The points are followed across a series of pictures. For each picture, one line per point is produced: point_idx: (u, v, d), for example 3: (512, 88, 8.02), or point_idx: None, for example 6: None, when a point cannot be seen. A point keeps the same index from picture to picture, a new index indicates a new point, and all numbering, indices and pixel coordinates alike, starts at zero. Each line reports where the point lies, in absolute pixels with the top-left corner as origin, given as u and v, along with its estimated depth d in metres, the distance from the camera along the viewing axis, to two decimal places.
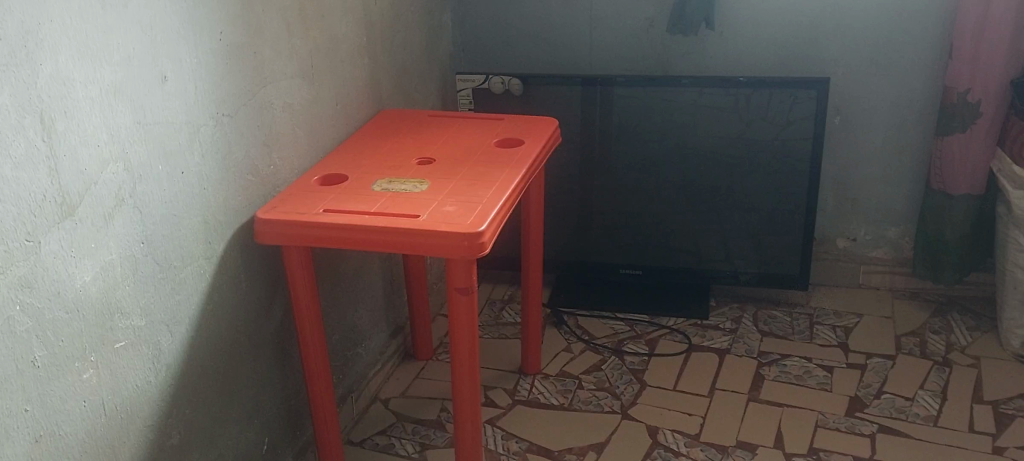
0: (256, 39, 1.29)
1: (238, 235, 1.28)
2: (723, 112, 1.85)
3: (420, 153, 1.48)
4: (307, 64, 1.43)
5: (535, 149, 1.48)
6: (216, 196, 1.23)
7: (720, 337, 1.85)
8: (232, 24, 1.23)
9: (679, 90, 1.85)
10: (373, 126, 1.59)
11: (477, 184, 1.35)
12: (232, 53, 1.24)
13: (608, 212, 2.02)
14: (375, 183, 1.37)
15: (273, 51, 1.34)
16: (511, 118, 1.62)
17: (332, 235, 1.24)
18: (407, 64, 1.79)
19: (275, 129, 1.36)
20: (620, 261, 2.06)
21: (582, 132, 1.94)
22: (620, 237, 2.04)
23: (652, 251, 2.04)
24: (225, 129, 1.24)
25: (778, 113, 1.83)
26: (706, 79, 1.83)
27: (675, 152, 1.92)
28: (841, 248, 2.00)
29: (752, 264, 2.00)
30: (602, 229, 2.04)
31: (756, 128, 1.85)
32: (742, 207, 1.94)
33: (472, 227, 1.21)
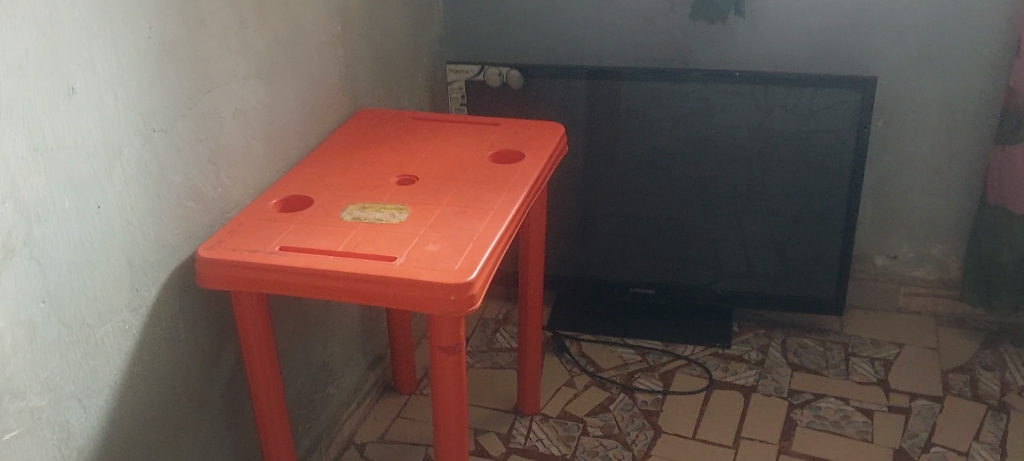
0: (198, 33, 1.05)
1: (174, 277, 1.05)
2: (749, 113, 1.61)
3: (402, 169, 1.24)
4: (265, 60, 1.19)
5: (537, 165, 1.25)
6: (145, 231, 0.99)
7: (744, 372, 1.63)
8: (165, 15, 0.99)
9: (701, 85, 1.61)
10: (349, 132, 1.36)
11: (468, 213, 1.11)
12: (165, 52, 1.00)
13: (618, 221, 1.79)
14: (344, 210, 1.13)
15: (220, 47, 1.09)
16: (508, 123, 1.37)
17: (290, 282, 1.01)
18: (390, 54, 1.55)
19: (223, 142, 1.12)
20: (630, 277, 1.85)
21: (589, 132, 1.70)
22: (631, 250, 1.81)
23: (667, 266, 1.82)
24: (157, 147, 1.00)
25: (815, 115, 1.59)
26: (732, 75, 1.59)
27: (694, 155, 1.68)
28: (880, 267, 1.78)
29: (780, 283, 1.78)
30: (611, 241, 1.82)
31: (789, 133, 1.62)
32: (765, 212, 1.71)
33: (460, 275, 0.97)
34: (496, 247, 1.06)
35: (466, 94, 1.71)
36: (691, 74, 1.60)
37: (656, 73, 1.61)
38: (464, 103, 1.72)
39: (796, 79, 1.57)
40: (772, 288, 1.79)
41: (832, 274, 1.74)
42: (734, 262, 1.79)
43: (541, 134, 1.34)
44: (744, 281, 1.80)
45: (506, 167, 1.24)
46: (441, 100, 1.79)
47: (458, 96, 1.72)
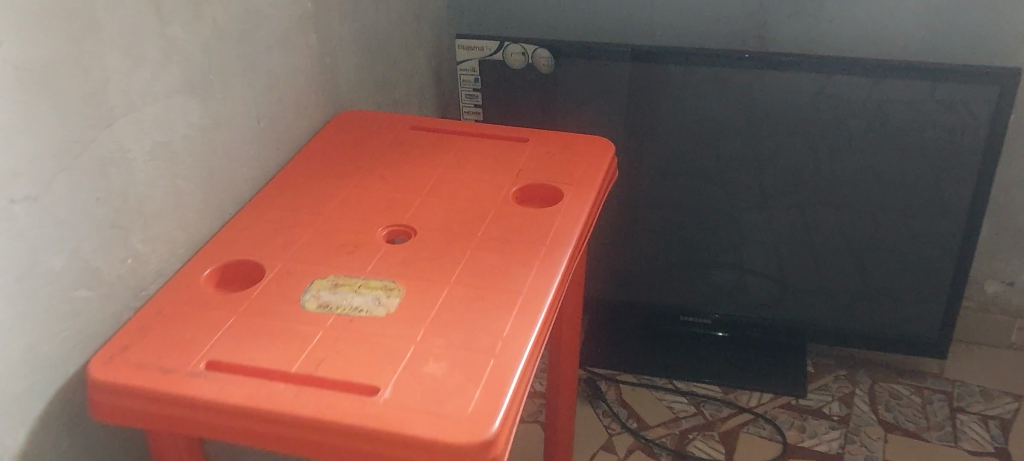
0: (86, 43, 0.70)
1: (59, 402, 0.72)
2: (844, 110, 1.26)
3: (394, 216, 0.90)
4: (198, 68, 0.84)
5: (582, 211, 0.91)
6: (10, 347, 0.67)
7: (826, 433, 1.31)
8: (29, 24, 0.64)
9: (785, 74, 1.24)
10: (325, 151, 1.01)
11: (487, 299, 0.78)
12: (31, 79, 0.65)
13: (667, 235, 1.45)
14: (307, 291, 0.79)
15: (124, 60, 0.75)
16: (540, 139, 1.03)
17: (222, 424, 0.68)
18: (382, 35, 1.20)
19: (136, 193, 0.78)
20: (679, 302, 1.51)
21: (630, 126, 1.34)
22: (681, 268, 1.48)
23: (725, 290, 1.48)
24: (23, 222, 0.66)
25: (930, 117, 1.23)
26: (829, 60, 1.22)
27: (758, 152, 1.32)
28: (990, 294, 1.45)
29: (863, 316, 1.45)
30: (656, 256, 1.48)
31: (894, 136, 1.26)
32: (833, 204, 1.35)
33: (473, 428, 0.64)
34: (528, 362, 0.72)
35: (481, 76, 1.35)
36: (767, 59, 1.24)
37: (726, 57, 1.25)
38: (477, 88, 1.36)
39: (913, 67, 1.20)
40: (852, 323, 1.46)
41: (928, 301, 1.41)
42: (804, 278, 1.44)
43: (582, 161, 0.99)
44: (820, 309, 1.47)
45: (539, 215, 0.90)
46: (447, 83, 1.43)
47: (469, 79, 1.36)
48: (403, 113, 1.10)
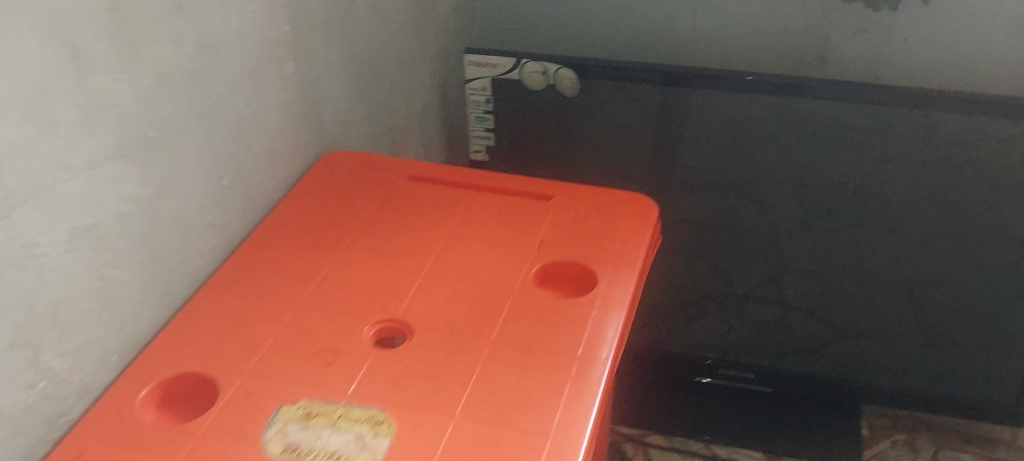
0: None
1: None
2: (914, 146, 1.07)
3: (384, 308, 0.72)
4: (140, 125, 0.67)
5: (622, 300, 0.72)
6: None
7: None
8: None
9: (844, 105, 1.06)
10: (304, 217, 0.83)
11: (500, 442, 0.59)
12: None
13: (704, 275, 1.26)
14: (270, 424, 0.61)
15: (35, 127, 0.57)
16: (566, 199, 0.84)
17: None
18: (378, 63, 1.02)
19: (53, 296, 0.61)
20: (714, 351, 1.33)
21: (660, 146, 1.14)
22: (719, 312, 1.29)
23: (767, 339, 1.30)
24: None
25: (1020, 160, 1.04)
26: (895, 93, 1.04)
27: (803, 175, 1.13)
28: None
29: (923, 373, 1.27)
30: (692, 300, 1.29)
31: (974, 179, 1.07)
32: (883, 226, 1.15)
33: None
34: None
35: (494, 96, 1.16)
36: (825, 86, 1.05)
37: (778, 88, 1.07)
38: (489, 109, 1.17)
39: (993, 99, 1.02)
40: (911, 379, 1.28)
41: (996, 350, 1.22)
42: (855, 317, 1.25)
43: (619, 230, 0.80)
44: (875, 361, 1.28)
45: (566, 306, 0.71)
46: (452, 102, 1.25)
47: (480, 100, 1.17)
48: (401, 160, 0.92)
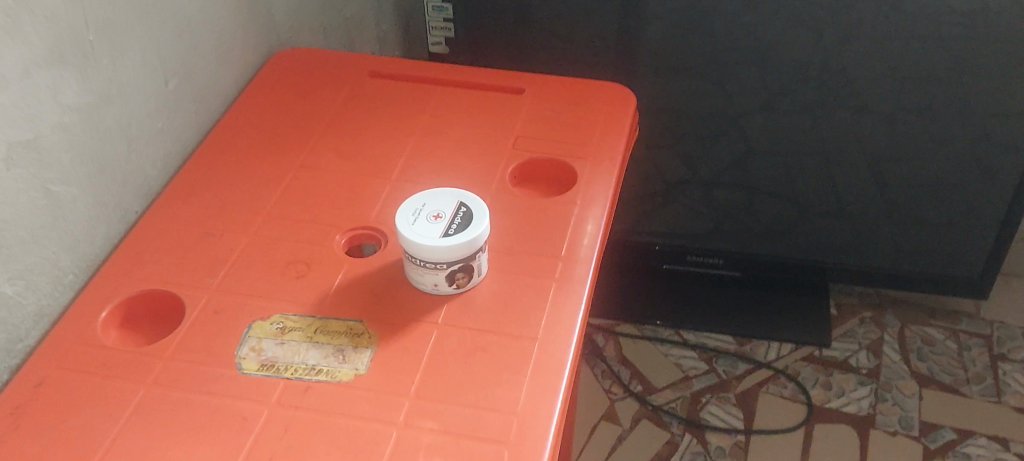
0: None
1: None
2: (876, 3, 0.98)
3: (355, 214, 0.68)
4: (103, 28, 0.63)
5: (606, 190, 0.70)
6: None
7: (853, 390, 1.16)
8: None
9: None
10: (264, 112, 0.77)
11: (486, 351, 0.58)
12: None
13: (667, 131, 1.15)
14: (243, 342, 0.58)
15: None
16: (540, 91, 0.79)
17: None
18: None
19: (15, 209, 0.57)
20: (697, 227, 1.25)
21: (620, 30, 1.06)
22: (686, 166, 1.19)
23: (745, 200, 1.21)
24: None
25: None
26: None
27: (758, 30, 1.03)
28: None
29: (904, 206, 1.18)
30: (651, 171, 1.20)
31: (931, 48, 1.01)
32: (849, 105, 1.08)
33: None
34: (557, 436, 0.54)
35: None
36: None
37: None
38: None
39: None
40: (900, 211, 1.19)
41: (960, 227, 1.19)
42: (820, 194, 1.19)
43: (597, 122, 0.76)
44: (833, 212, 1.21)
45: (550, 204, 0.68)
46: None
47: None
48: (357, 55, 0.84)
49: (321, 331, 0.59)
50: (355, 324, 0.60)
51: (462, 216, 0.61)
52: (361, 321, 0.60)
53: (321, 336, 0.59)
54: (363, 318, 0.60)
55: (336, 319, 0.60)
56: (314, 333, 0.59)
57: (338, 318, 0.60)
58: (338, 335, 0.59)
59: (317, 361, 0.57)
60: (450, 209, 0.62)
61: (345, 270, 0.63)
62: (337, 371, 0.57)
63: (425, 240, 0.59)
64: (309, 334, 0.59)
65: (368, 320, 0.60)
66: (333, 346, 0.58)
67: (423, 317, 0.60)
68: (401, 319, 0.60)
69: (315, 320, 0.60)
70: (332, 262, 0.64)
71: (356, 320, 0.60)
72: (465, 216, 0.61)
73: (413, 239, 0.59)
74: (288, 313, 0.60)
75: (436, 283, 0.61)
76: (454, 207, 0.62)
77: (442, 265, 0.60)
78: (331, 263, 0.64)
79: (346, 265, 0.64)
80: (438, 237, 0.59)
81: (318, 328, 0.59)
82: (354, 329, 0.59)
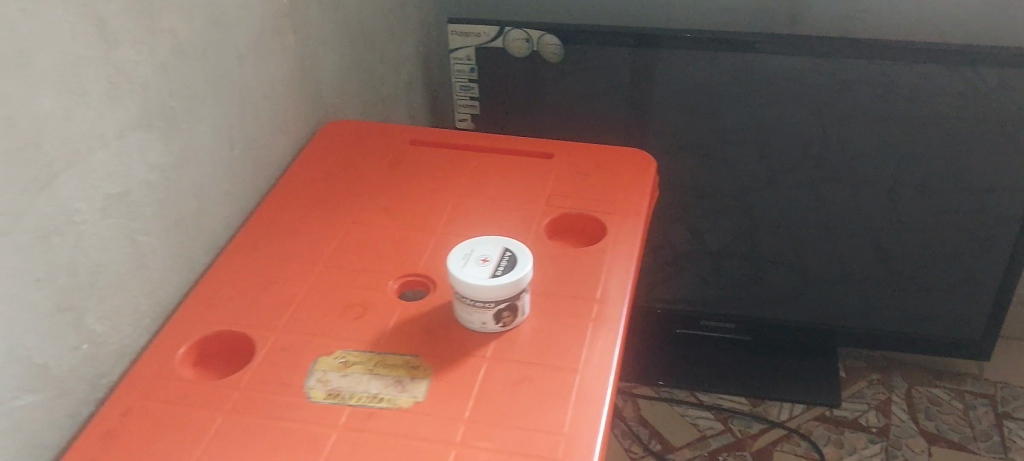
0: (74, 79, 0.58)
1: None
2: (872, 81, 1.06)
3: (406, 264, 0.74)
4: (186, 99, 0.70)
5: (633, 240, 0.76)
6: None
7: (865, 448, 1.21)
8: None
9: (790, 57, 1.05)
10: (317, 176, 0.84)
11: (532, 381, 0.63)
12: None
13: (679, 204, 1.22)
14: (310, 374, 0.64)
15: (103, 94, 0.61)
16: (569, 156, 0.86)
17: None
18: (384, 51, 1.06)
19: (107, 257, 0.64)
20: (709, 296, 1.31)
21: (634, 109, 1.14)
22: (698, 236, 1.25)
23: (754, 269, 1.27)
24: None
25: (1009, 97, 1.04)
26: (850, 46, 1.04)
27: (763, 107, 1.11)
28: None
29: (905, 272, 1.24)
30: (665, 241, 1.27)
31: (924, 122, 1.08)
32: (847, 180, 1.16)
33: None
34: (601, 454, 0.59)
35: (477, 67, 1.15)
36: (781, 59, 1.06)
37: (723, 40, 1.06)
38: (473, 79, 1.16)
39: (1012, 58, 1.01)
40: (902, 277, 1.25)
41: (962, 292, 1.25)
42: (825, 263, 1.26)
43: (622, 182, 0.83)
44: (838, 279, 1.27)
45: (584, 253, 0.75)
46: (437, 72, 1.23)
47: (464, 69, 1.16)
48: (400, 125, 0.92)
49: (381, 364, 0.65)
50: (412, 357, 0.66)
51: (507, 261, 0.68)
52: (417, 356, 0.66)
53: (381, 368, 0.65)
54: (418, 353, 0.66)
55: (394, 354, 0.66)
56: (375, 366, 0.65)
57: (396, 353, 0.66)
58: (397, 367, 0.65)
59: (378, 390, 0.63)
60: (496, 255, 0.68)
61: (399, 313, 0.69)
62: (397, 398, 0.62)
63: (476, 281, 0.65)
64: (370, 366, 0.65)
65: (423, 356, 0.66)
66: (392, 377, 0.64)
67: (473, 352, 0.66)
68: (452, 354, 0.66)
69: (375, 354, 0.66)
70: (387, 305, 0.70)
71: (412, 354, 0.66)
72: (510, 261, 0.68)
73: (464, 280, 0.66)
74: (350, 348, 0.66)
75: (484, 321, 0.67)
76: (500, 253, 0.68)
77: (490, 304, 0.66)
78: (387, 306, 0.70)
79: (400, 308, 0.70)
80: (487, 278, 0.66)
81: (378, 362, 0.65)
82: (411, 362, 0.65)
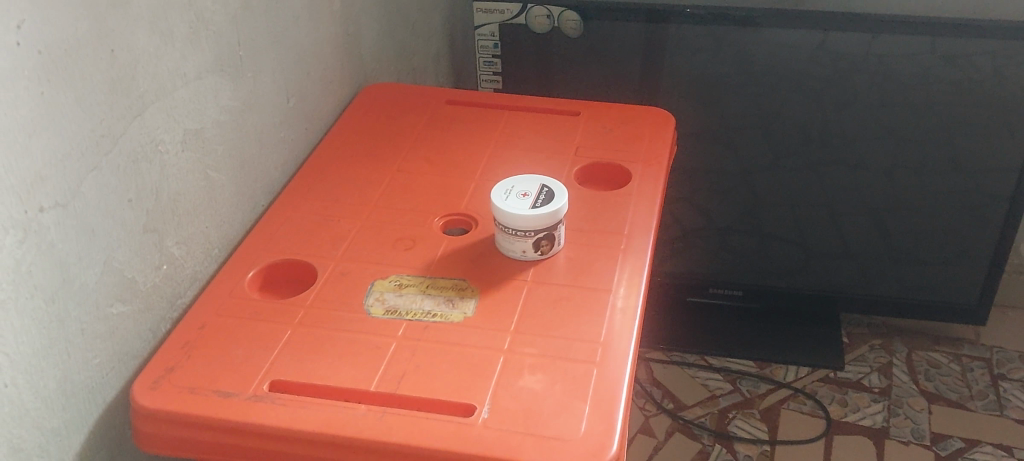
0: (160, 21, 0.64)
1: (103, 417, 0.64)
2: (872, 56, 1.13)
3: (449, 205, 0.81)
4: (251, 50, 0.77)
5: (657, 183, 0.83)
6: (58, 353, 0.58)
7: (868, 406, 1.27)
8: (83, 9, 0.56)
9: (795, 32, 1.12)
10: (360, 132, 0.91)
11: (570, 299, 0.70)
12: (94, 60, 0.58)
13: (691, 179, 1.28)
14: (369, 294, 0.71)
15: (185, 37, 0.67)
16: (593, 114, 0.93)
17: (285, 446, 0.60)
18: (416, 25, 1.12)
19: (184, 187, 0.70)
20: (717, 268, 1.38)
21: (648, 84, 1.21)
22: (707, 212, 1.32)
23: (759, 243, 1.34)
24: (73, 218, 0.58)
25: (1000, 75, 1.11)
26: (852, 23, 1.10)
27: (769, 82, 1.18)
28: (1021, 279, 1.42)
29: (905, 245, 1.31)
30: (676, 217, 1.33)
31: (923, 98, 1.15)
32: (847, 162, 1.23)
33: (582, 443, 0.58)
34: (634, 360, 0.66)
35: (501, 43, 1.22)
36: (787, 35, 1.13)
37: (732, 17, 1.13)
38: (496, 54, 1.23)
39: (1003, 34, 1.08)
40: (901, 250, 1.31)
41: (958, 262, 1.31)
42: (828, 237, 1.32)
43: (644, 135, 0.89)
44: (840, 251, 1.33)
45: (612, 195, 0.82)
46: (460, 48, 1.30)
47: (488, 45, 1.23)
48: (435, 89, 0.99)
49: (432, 286, 0.72)
50: (461, 281, 0.72)
51: (545, 195, 0.74)
52: (465, 280, 0.72)
53: (433, 289, 0.71)
54: (465, 278, 0.72)
55: (444, 278, 0.73)
56: (427, 287, 0.71)
57: (446, 277, 0.73)
58: (448, 288, 0.71)
59: (431, 306, 0.69)
60: (535, 191, 0.75)
61: (446, 245, 0.76)
62: (450, 313, 0.69)
63: (517, 211, 0.72)
64: (423, 287, 0.72)
65: (470, 280, 0.72)
66: (444, 296, 0.71)
67: (516, 276, 0.73)
68: (497, 279, 0.72)
69: (427, 278, 0.72)
70: (435, 239, 0.77)
71: (461, 278, 0.72)
72: (548, 195, 0.74)
73: (507, 211, 0.72)
74: (403, 274, 0.73)
75: (524, 250, 0.73)
76: (538, 189, 0.75)
77: (530, 233, 0.72)
78: (434, 239, 0.77)
79: (446, 241, 0.76)
80: (527, 209, 0.72)
81: (430, 284, 0.72)
82: (461, 284, 0.72)
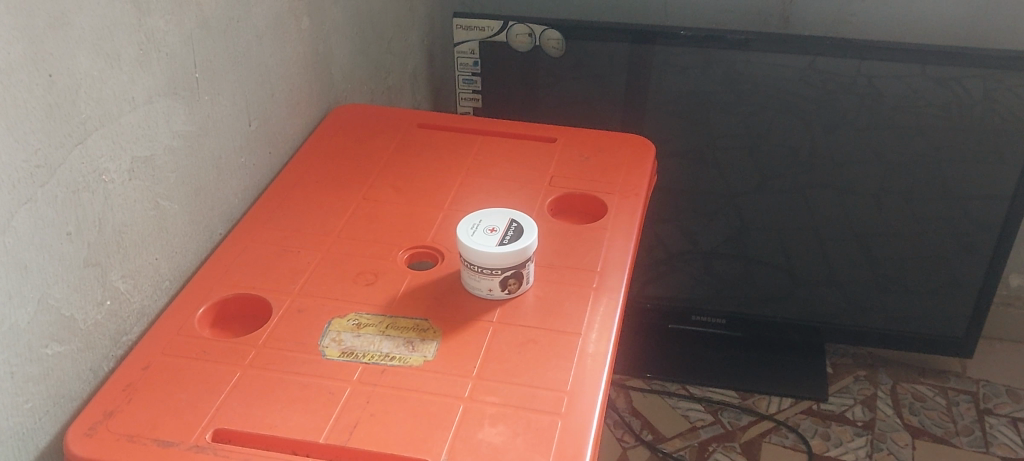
0: (106, 42, 0.60)
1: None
2: (862, 81, 1.09)
3: (415, 237, 0.77)
4: (209, 71, 0.73)
5: (633, 217, 0.79)
6: None
7: (851, 441, 1.24)
8: (17, 33, 0.53)
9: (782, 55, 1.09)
10: (327, 158, 0.87)
11: (537, 342, 0.66)
12: (29, 86, 0.54)
13: (674, 203, 1.25)
14: (325, 334, 0.67)
15: (135, 59, 0.64)
16: (570, 141, 0.90)
17: None
18: (392, 41, 1.09)
19: (130, 217, 0.66)
20: (699, 295, 1.34)
21: (632, 106, 1.17)
22: (691, 237, 1.28)
23: (743, 270, 1.30)
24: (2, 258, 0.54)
25: (994, 101, 1.08)
26: (842, 46, 1.07)
27: (756, 106, 1.14)
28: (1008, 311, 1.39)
29: (891, 274, 1.27)
30: (658, 243, 1.29)
31: (912, 124, 1.12)
32: (835, 190, 1.20)
33: None
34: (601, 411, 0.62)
35: (481, 60, 1.18)
36: (775, 58, 1.10)
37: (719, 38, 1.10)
38: (476, 72, 1.20)
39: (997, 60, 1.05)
40: (887, 279, 1.28)
41: (945, 293, 1.28)
42: (813, 266, 1.29)
43: (622, 165, 0.86)
44: (826, 280, 1.30)
45: (586, 229, 0.78)
46: (439, 65, 1.26)
47: (468, 62, 1.19)
48: (407, 112, 0.95)
49: (392, 326, 0.68)
50: (423, 321, 0.68)
51: (514, 231, 0.71)
52: (427, 320, 0.69)
53: (392, 329, 0.67)
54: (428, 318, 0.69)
55: (406, 317, 0.69)
56: (387, 328, 0.68)
57: (408, 316, 0.69)
58: (409, 329, 0.68)
59: (390, 349, 0.66)
60: (504, 226, 0.72)
61: (409, 281, 0.72)
62: (409, 356, 0.65)
63: (483, 249, 0.68)
64: (383, 327, 0.68)
65: (432, 320, 0.69)
66: (404, 337, 0.67)
67: (481, 317, 0.69)
68: (461, 319, 0.69)
69: (388, 316, 0.69)
70: (398, 274, 0.73)
71: (424, 318, 0.69)
72: (518, 231, 0.71)
73: (473, 247, 0.69)
74: (362, 312, 0.69)
75: (490, 288, 0.70)
76: (507, 224, 0.72)
77: (497, 271, 0.69)
78: (398, 274, 0.73)
79: (410, 277, 0.73)
80: (495, 246, 0.69)
81: (390, 324, 0.68)
82: (423, 324, 0.68)
